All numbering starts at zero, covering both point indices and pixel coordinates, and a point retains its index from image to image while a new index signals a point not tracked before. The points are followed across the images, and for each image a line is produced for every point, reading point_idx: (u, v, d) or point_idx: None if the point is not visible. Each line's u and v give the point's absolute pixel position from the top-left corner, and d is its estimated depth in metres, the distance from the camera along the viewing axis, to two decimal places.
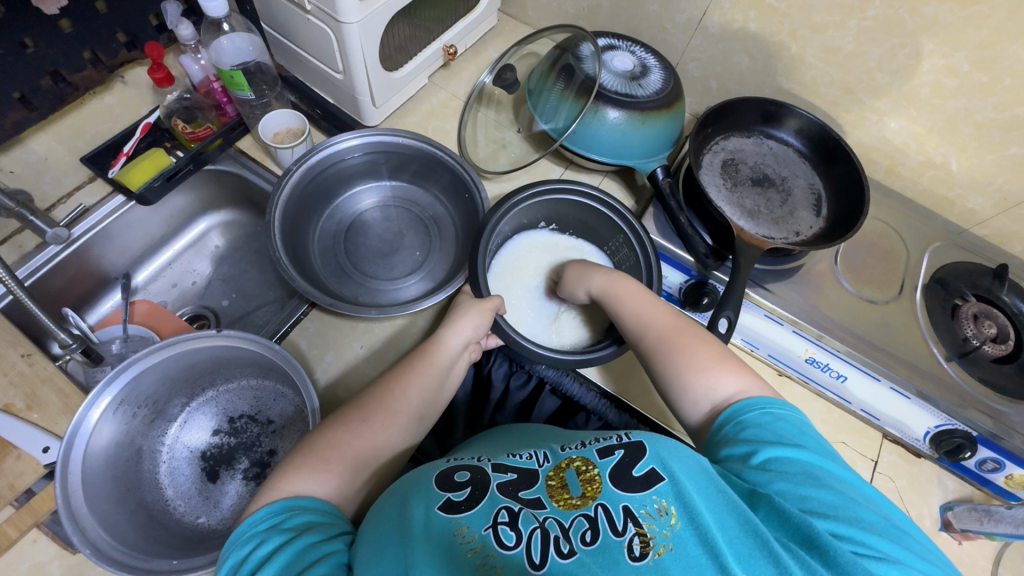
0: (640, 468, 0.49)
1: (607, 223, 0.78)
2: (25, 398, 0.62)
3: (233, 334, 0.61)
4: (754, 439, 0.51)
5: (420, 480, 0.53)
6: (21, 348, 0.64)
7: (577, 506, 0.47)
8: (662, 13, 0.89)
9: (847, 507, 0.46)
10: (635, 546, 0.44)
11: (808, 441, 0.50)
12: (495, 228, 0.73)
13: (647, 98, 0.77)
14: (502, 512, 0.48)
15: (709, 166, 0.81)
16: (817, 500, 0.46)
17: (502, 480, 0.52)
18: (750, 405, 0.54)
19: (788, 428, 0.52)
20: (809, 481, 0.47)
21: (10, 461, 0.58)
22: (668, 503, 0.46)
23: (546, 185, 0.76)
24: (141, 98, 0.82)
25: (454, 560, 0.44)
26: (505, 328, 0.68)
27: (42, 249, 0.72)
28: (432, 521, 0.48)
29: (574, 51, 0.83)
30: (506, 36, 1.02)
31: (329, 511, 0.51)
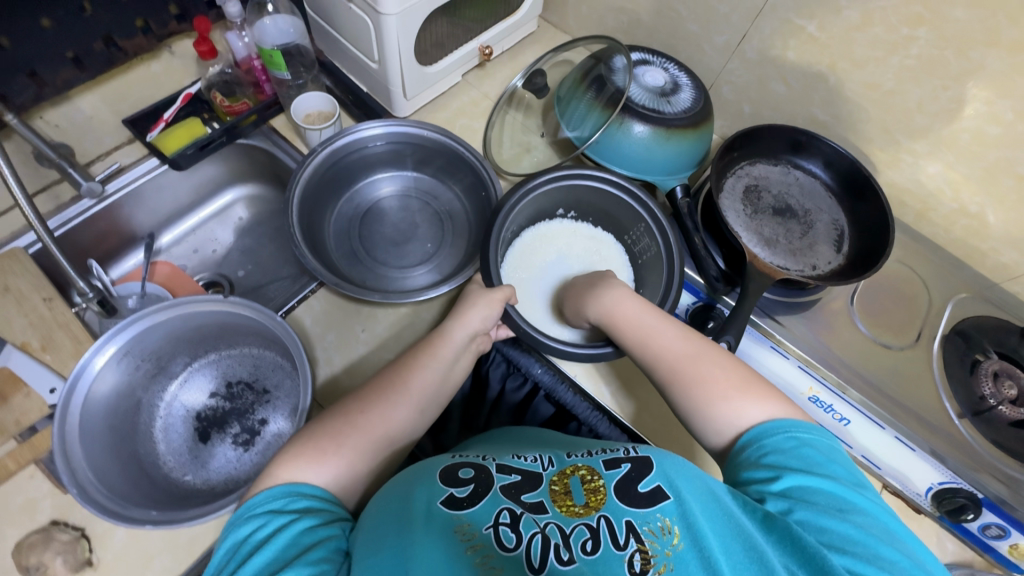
0: (645, 484, 0.50)
1: (627, 210, 0.77)
2: (41, 339, 0.67)
3: (238, 301, 0.63)
4: (776, 466, 0.50)
5: (425, 472, 0.55)
6: (43, 294, 0.69)
7: (579, 515, 0.49)
8: (701, 34, 0.88)
9: (869, 544, 0.44)
10: (635, 562, 0.46)
11: (834, 471, 0.49)
12: (508, 213, 0.73)
13: (674, 115, 0.77)
14: (504, 513, 0.49)
15: (731, 190, 0.79)
16: (833, 530, 0.45)
17: (506, 482, 0.53)
18: (776, 427, 0.52)
19: (817, 454, 0.50)
20: (830, 514, 0.46)
21: (19, 399, 0.63)
22: (671, 523, 0.47)
23: (562, 171, 0.76)
24: (185, 69, 0.85)
25: (454, 557, 0.46)
26: (514, 319, 0.68)
27: (76, 202, 0.76)
28: (435, 513, 0.49)
29: (607, 63, 0.83)
30: (544, 43, 1.03)
31: (326, 497, 0.52)
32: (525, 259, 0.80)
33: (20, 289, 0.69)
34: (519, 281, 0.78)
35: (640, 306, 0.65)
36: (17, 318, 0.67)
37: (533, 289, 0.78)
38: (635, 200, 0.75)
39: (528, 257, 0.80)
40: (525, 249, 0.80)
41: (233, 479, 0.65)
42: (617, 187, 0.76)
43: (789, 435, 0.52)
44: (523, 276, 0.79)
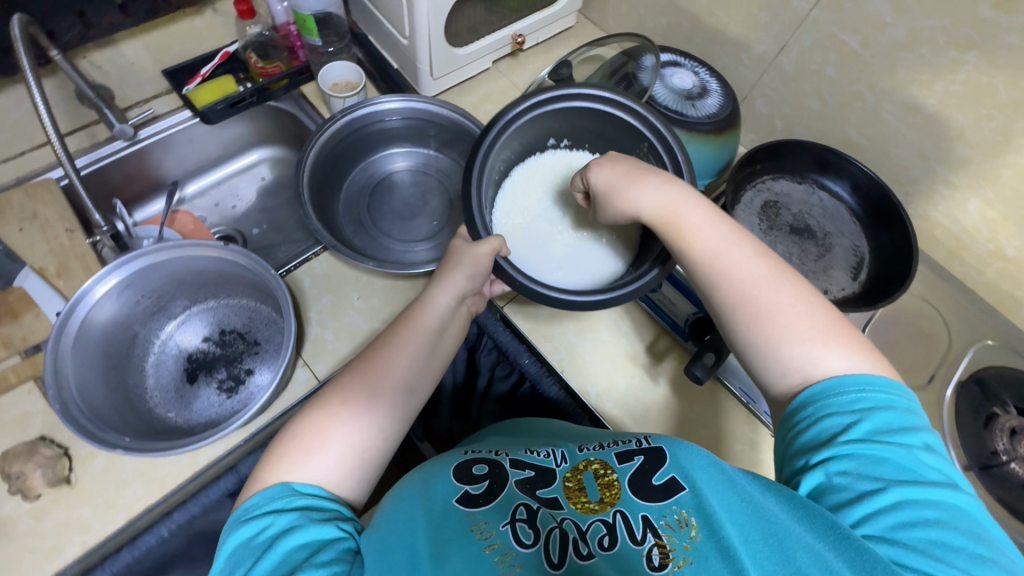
0: (659, 477, 0.48)
1: (626, 132, 0.62)
2: (58, 266, 0.70)
3: (237, 250, 0.65)
4: (841, 431, 0.44)
5: (438, 464, 0.54)
6: (66, 225, 0.73)
7: (594, 511, 0.48)
8: (740, 41, 0.85)
9: (930, 531, 0.41)
10: (654, 556, 0.44)
11: (904, 443, 0.43)
12: (480, 154, 0.58)
13: (698, 119, 0.75)
14: (520, 509, 0.48)
15: (748, 203, 0.77)
16: (889, 507, 0.42)
17: (519, 477, 0.52)
18: (842, 383, 0.46)
19: (889, 417, 0.44)
20: (889, 493, 0.42)
21: (29, 318, 0.67)
22: (688, 515, 0.45)
23: (543, 93, 0.60)
24: (226, 28, 0.89)
25: (473, 556, 0.44)
26: (509, 272, 0.55)
27: (110, 142, 0.80)
28: (450, 512, 0.48)
29: (637, 62, 0.81)
30: (581, 39, 1.02)
31: (321, 492, 0.47)
32: (518, 200, 0.67)
33: (47, 217, 0.73)
34: (512, 234, 0.65)
35: (702, 227, 0.55)
36: (40, 244, 0.71)
37: (529, 239, 0.66)
38: (639, 118, 0.60)
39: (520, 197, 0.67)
40: (508, 198, 0.67)
41: (212, 421, 0.66)
42: (609, 103, 0.60)
43: (861, 394, 0.45)
44: (514, 227, 0.66)
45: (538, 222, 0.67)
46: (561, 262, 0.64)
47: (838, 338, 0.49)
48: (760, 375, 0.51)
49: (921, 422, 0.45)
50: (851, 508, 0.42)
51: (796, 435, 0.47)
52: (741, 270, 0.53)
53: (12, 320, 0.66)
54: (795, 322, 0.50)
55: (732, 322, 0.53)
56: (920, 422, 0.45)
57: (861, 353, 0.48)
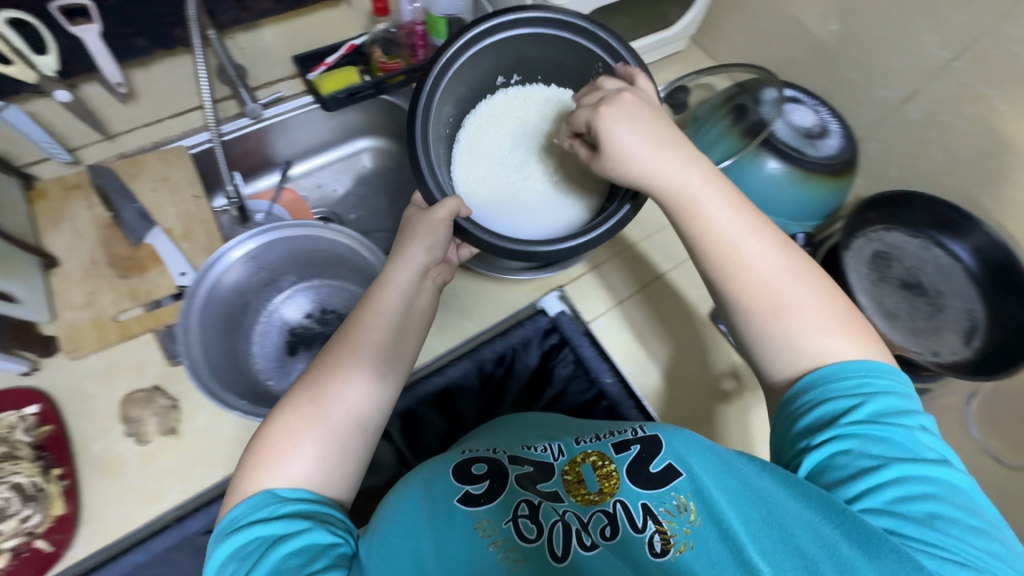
0: (657, 464, 0.50)
1: (581, 53, 0.65)
2: (183, 229, 0.75)
3: (356, 237, 0.68)
4: (844, 423, 0.46)
5: (438, 467, 0.55)
6: (193, 191, 0.78)
7: (595, 503, 0.50)
8: (861, 82, 0.83)
9: (926, 506, 0.43)
10: (655, 543, 0.46)
11: (902, 430, 0.45)
12: (426, 100, 0.59)
13: (816, 160, 0.73)
14: (522, 505, 0.50)
15: (857, 251, 0.74)
16: (885, 483, 0.44)
17: (520, 473, 0.54)
18: (834, 369, 0.48)
19: (885, 401, 0.46)
20: (892, 476, 0.44)
21: (155, 274, 0.71)
22: (687, 499, 0.48)
23: (478, 26, 0.61)
24: (352, 21, 0.92)
25: (478, 554, 0.46)
26: (471, 233, 0.56)
27: (238, 118, 0.84)
28: (452, 512, 0.50)
29: (755, 93, 0.80)
30: (687, 64, 1.02)
31: (317, 497, 0.47)
32: (522, 158, 0.70)
33: (177, 182, 0.78)
34: (468, 169, 0.67)
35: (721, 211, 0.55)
36: (170, 206, 0.76)
37: (482, 174, 0.68)
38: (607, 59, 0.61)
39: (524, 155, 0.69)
40: (472, 135, 0.69)
41: None
42: (557, 25, 0.63)
43: (847, 378, 0.48)
44: (484, 171, 0.68)
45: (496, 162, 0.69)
46: (500, 197, 0.67)
47: (853, 331, 0.51)
48: (762, 361, 0.53)
49: (916, 404, 0.48)
50: (850, 485, 0.45)
51: (796, 421, 0.49)
52: (763, 260, 0.53)
53: (140, 274, 0.71)
54: (800, 305, 0.51)
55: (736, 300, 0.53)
56: (915, 405, 0.48)
57: (858, 337, 0.51)
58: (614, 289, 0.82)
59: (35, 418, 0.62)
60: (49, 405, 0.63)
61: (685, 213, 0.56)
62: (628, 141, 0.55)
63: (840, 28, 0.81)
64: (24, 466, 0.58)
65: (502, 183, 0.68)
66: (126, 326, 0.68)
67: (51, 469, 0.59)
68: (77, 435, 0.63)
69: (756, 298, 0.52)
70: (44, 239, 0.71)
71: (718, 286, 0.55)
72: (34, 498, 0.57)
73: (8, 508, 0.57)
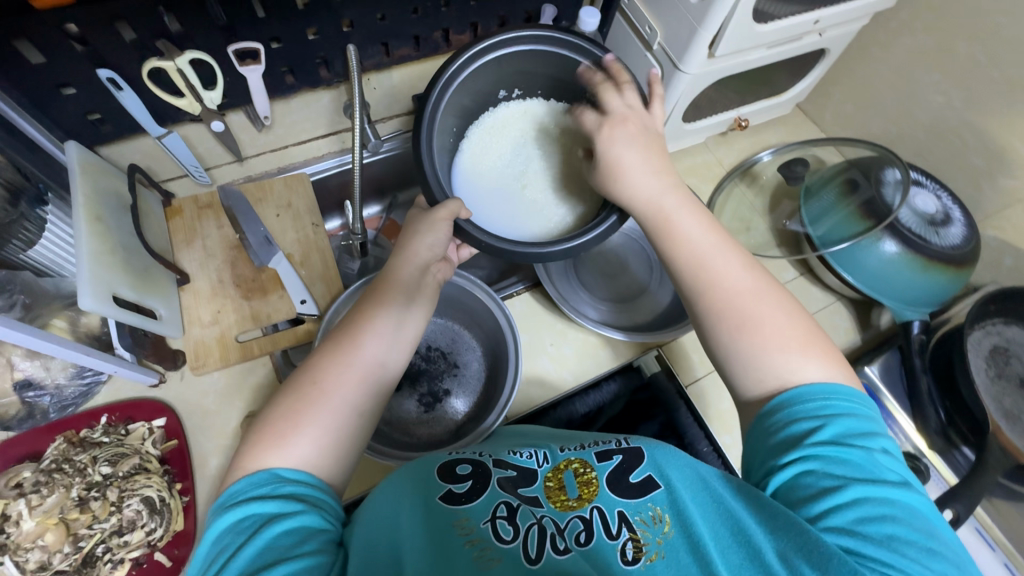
0: (637, 474, 0.47)
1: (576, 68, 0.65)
2: (301, 255, 0.77)
3: (478, 286, 0.73)
4: (808, 435, 0.44)
5: (421, 466, 0.50)
6: (313, 219, 0.80)
7: (573, 509, 0.46)
8: (985, 169, 0.81)
9: (888, 526, 0.40)
10: (627, 550, 0.43)
11: (869, 449, 0.43)
12: (431, 116, 0.61)
13: (940, 248, 0.72)
14: (500, 507, 0.45)
15: (975, 346, 0.72)
16: (845, 505, 0.41)
17: (501, 475, 0.49)
18: (817, 391, 0.46)
19: (851, 422, 0.44)
20: (822, 478, 0.42)
21: (275, 298, 0.74)
22: (662, 512, 0.44)
23: (477, 44, 0.62)
24: None
25: (451, 551, 0.41)
26: (471, 234, 0.57)
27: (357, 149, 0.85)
28: (432, 510, 0.45)
29: (876, 171, 0.79)
30: (790, 128, 1.01)
31: (286, 468, 0.44)
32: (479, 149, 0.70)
33: (299, 208, 0.80)
34: (472, 177, 0.69)
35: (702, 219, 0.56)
36: (292, 231, 0.78)
37: (494, 186, 0.69)
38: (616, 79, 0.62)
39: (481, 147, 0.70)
40: (475, 147, 0.70)
41: (414, 430, 0.74)
42: (552, 42, 0.63)
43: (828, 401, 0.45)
44: (486, 178, 0.70)
45: (503, 170, 0.71)
46: (488, 191, 0.69)
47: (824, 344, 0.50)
48: (733, 370, 0.50)
49: (880, 427, 0.45)
50: (811, 507, 0.42)
51: (768, 436, 0.46)
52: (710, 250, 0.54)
53: (261, 297, 0.73)
54: (776, 316, 0.51)
55: (719, 310, 0.51)
56: (879, 427, 0.45)
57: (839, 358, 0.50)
58: None
59: (162, 432, 0.64)
60: (175, 419, 0.65)
61: (682, 218, 0.56)
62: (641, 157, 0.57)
63: (967, 114, 0.79)
64: (154, 480, 0.60)
65: (513, 190, 0.70)
66: (247, 347, 0.70)
67: (174, 483, 0.62)
68: (197, 451, 0.65)
69: (740, 306, 0.51)
70: (178, 255, 0.74)
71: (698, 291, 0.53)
72: (160, 511, 0.60)
73: (137, 519, 0.59)
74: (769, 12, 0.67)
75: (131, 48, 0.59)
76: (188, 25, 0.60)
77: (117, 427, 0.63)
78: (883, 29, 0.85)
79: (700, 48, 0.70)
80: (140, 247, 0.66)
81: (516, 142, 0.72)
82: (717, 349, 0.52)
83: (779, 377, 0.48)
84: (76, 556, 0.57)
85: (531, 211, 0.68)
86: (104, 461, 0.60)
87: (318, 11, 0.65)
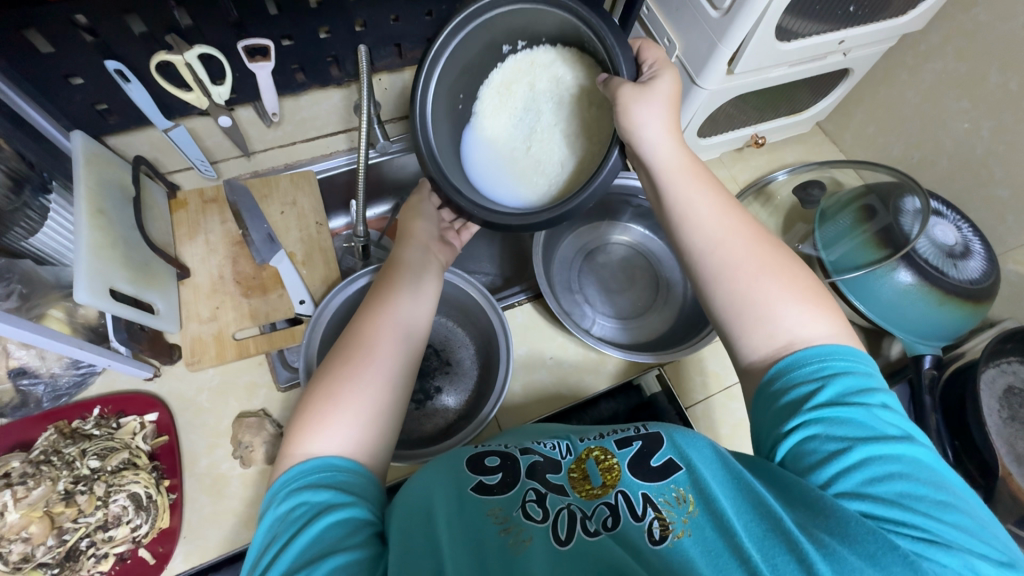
0: (658, 458, 0.47)
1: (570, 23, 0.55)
2: (304, 254, 0.76)
3: (472, 283, 0.72)
4: (808, 397, 0.41)
5: (453, 456, 0.50)
6: (317, 219, 0.79)
7: (598, 496, 0.46)
8: (1011, 201, 0.78)
9: (900, 486, 0.37)
10: (654, 530, 0.42)
11: (873, 407, 0.40)
12: (422, 117, 0.59)
13: (958, 282, 0.70)
14: (530, 492, 0.46)
15: (988, 383, 0.69)
16: (854, 468, 0.38)
17: (531, 462, 0.49)
18: (814, 351, 0.43)
19: (851, 378, 0.41)
20: (828, 442, 0.39)
21: (275, 296, 0.73)
22: (687, 492, 0.43)
23: (457, 17, 0.55)
24: None
25: (485, 536, 0.42)
26: (455, 202, 0.58)
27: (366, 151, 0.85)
28: (465, 498, 0.45)
29: (896, 198, 0.76)
30: (808, 148, 0.99)
31: (332, 453, 0.44)
32: (492, 108, 0.63)
33: (305, 207, 0.79)
34: (482, 149, 0.63)
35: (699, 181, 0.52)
36: (295, 229, 0.77)
37: (508, 156, 0.63)
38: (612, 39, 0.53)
39: (496, 104, 0.63)
40: (488, 106, 0.63)
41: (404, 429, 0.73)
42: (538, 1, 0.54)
43: (826, 360, 0.42)
44: (499, 147, 0.63)
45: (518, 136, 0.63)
46: (500, 162, 0.63)
47: (827, 305, 0.46)
48: (738, 340, 0.47)
49: (881, 381, 0.42)
50: (819, 472, 0.39)
51: (768, 402, 0.43)
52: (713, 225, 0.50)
53: (261, 295, 0.72)
54: (781, 286, 0.46)
55: (721, 281, 0.48)
56: (880, 381, 0.42)
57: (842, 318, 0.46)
58: (715, 376, 0.78)
59: (153, 427, 0.64)
60: (167, 415, 0.65)
61: (673, 179, 0.52)
62: (643, 113, 0.51)
63: (995, 144, 0.77)
64: (141, 476, 0.60)
65: (530, 159, 0.63)
66: (243, 346, 0.69)
67: (162, 480, 0.62)
68: (187, 448, 0.65)
69: (739, 277, 0.47)
70: (180, 249, 0.73)
71: (701, 261, 0.49)
72: (145, 508, 0.59)
73: (123, 515, 0.59)
74: (794, 30, 0.65)
75: (139, 40, 0.58)
76: (199, 20, 0.59)
77: (109, 421, 0.64)
78: (912, 52, 0.82)
79: (718, 65, 0.68)
80: (140, 240, 0.66)
81: (533, 100, 0.62)
82: (720, 320, 0.48)
83: (781, 340, 0.45)
84: (59, 549, 0.57)
85: (547, 183, 0.61)
86: (93, 455, 0.60)
87: (330, 11, 0.65)
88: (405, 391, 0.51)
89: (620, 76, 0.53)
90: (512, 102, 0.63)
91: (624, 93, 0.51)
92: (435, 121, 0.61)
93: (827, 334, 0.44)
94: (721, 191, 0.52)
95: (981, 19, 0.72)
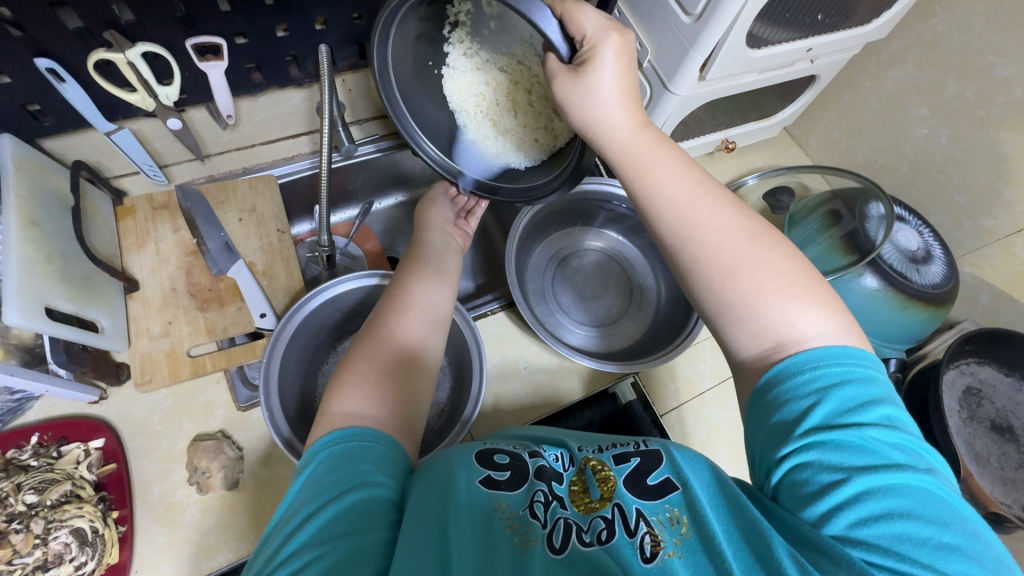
0: (655, 477, 0.48)
1: None
2: (264, 264, 0.72)
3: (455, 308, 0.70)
4: (802, 419, 0.40)
5: (465, 451, 0.50)
6: (279, 225, 0.74)
7: (595, 510, 0.47)
8: (967, 207, 0.80)
9: (899, 526, 0.36)
10: (646, 546, 0.43)
11: (872, 433, 0.39)
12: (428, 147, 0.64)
13: (920, 286, 0.72)
14: (539, 494, 0.47)
15: (951, 385, 0.72)
16: (850, 499, 0.38)
17: (540, 466, 0.51)
18: (803, 361, 0.42)
19: (848, 393, 0.40)
20: (823, 474, 0.39)
21: (233, 310, 0.68)
22: (680, 513, 0.44)
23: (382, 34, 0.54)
24: None
25: (499, 538, 0.43)
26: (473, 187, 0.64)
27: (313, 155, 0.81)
28: (475, 493, 0.46)
29: (861, 204, 0.77)
30: (777, 152, 1.00)
31: (368, 432, 0.47)
32: (462, 92, 0.62)
33: (265, 212, 0.74)
34: (462, 118, 0.64)
35: (672, 177, 0.50)
36: (254, 237, 0.73)
37: (490, 111, 0.62)
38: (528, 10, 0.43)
39: (463, 88, 0.62)
40: (455, 89, 0.62)
41: None
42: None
43: (821, 373, 0.41)
44: (478, 107, 0.63)
45: (490, 83, 0.61)
46: (489, 138, 0.64)
47: (814, 296, 0.45)
48: (716, 321, 0.47)
49: (883, 393, 0.41)
50: (813, 502, 0.39)
51: (763, 419, 0.43)
52: (702, 222, 0.48)
53: (218, 308, 0.68)
54: (761, 284, 0.45)
55: (692, 266, 0.48)
56: (882, 393, 0.41)
57: (816, 297, 0.45)
58: (690, 382, 0.78)
59: (99, 454, 0.60)
60: (114, 440, 0.61)
61: (638, 172, 0.50)
62: (587, 113, 0.49)
63: (952, 151, 0.79)
64: (86, 510, 0.56)
65: (514, 105, 0.62)
66: (199, 363, 0.64)
67: (111, 511, 0.57)
68: (137, 474, 0.61)
69: (715, 273, 0.47)
70: (127, 260, 0.68)
71: (679, 261, 0.49)
72: (91, 543, 0.55)
73: (65, 553, 0.55)
74: (765, 37, 0.65)
75: (73, 35, 0.55)
76: (142, 16, 0.57)
77: (49, 449, 0.59)
78: (874, 60, 0.84)
79: (689, 70, 0.67)
80: (81, 253, 0.61)
81: (486, 40, 0.60)
82: (708, 317, 0.48)
83: (755, 327, 0.45)
84: None
85: (539, 127, 0.62)
86: (30, 489, 0.56)
87: (291, 10, 0.64)
88: (426, 339, 0.58)
89: (558, 53, 0.47)
90: (472, 79, 0.61)
91: (561, 89, 0.48)
92: (427, 129, 0.64)
93: (805, 317, 0.44)
94: (693, 173, 0.50)
95: (940, 29, 0.74)
